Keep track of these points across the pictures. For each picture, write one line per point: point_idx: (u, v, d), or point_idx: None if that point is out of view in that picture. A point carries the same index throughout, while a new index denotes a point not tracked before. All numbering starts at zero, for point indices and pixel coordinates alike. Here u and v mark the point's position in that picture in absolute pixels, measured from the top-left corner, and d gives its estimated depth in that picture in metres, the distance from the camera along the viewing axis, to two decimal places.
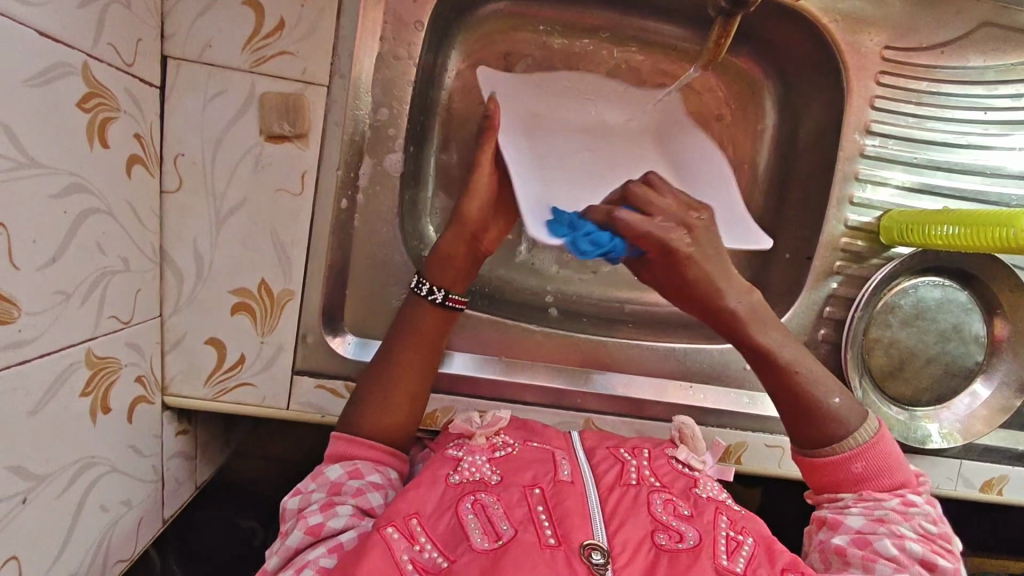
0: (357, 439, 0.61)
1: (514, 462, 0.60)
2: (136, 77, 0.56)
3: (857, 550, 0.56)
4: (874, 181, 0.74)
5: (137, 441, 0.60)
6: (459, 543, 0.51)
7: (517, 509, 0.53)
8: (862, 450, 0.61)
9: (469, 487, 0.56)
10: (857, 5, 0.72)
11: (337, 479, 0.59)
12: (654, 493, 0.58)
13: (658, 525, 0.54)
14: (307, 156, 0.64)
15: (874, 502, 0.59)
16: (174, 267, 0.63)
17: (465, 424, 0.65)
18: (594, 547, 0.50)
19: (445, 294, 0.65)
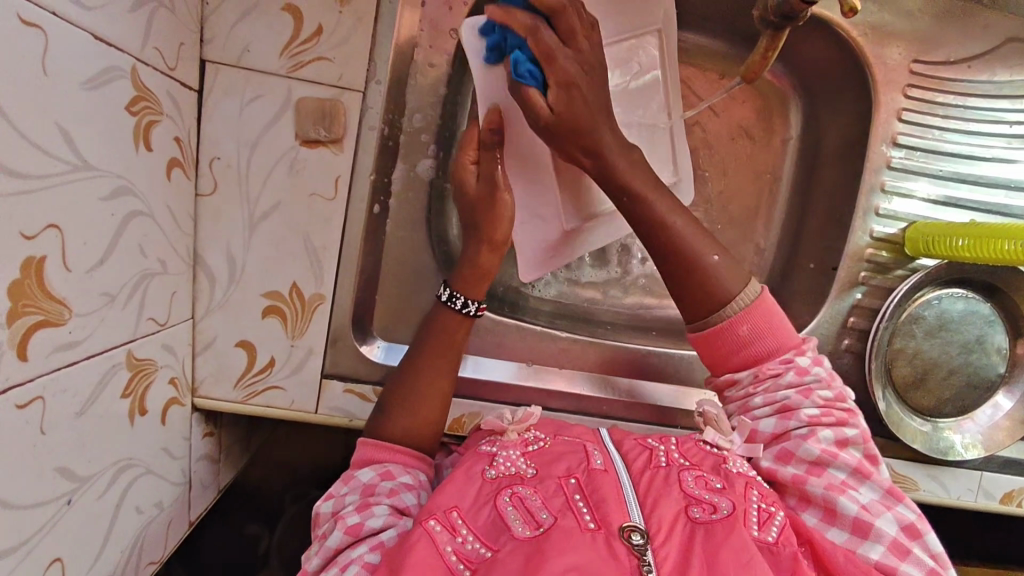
0: (385, 444, 0.61)
1: (548, 454, 0.59)
2: (177, 80, 0.57)
3: (785, 467, 0.60)
4: (900, 192, 0.75)
5: (169, 443, 0.60)
6: (501, 533, 0.51)
7: (554, 499, 0.53)
8: (748, 314, 0.61)
9: (505, 482, 0.56)
10: (885, 18, 0.73)
11: (371, 480, 0.58)
12: (686, 471, 0.57)
13: (691, 501, 0.54)
14: (342, 160, 0.64)
15: (773, 382, 0.61)
16: (207, 269, 0.64)
17: (497, 420, 0.64)
18: (633, 529, 0.50)
19: (479, 305, 0.66)
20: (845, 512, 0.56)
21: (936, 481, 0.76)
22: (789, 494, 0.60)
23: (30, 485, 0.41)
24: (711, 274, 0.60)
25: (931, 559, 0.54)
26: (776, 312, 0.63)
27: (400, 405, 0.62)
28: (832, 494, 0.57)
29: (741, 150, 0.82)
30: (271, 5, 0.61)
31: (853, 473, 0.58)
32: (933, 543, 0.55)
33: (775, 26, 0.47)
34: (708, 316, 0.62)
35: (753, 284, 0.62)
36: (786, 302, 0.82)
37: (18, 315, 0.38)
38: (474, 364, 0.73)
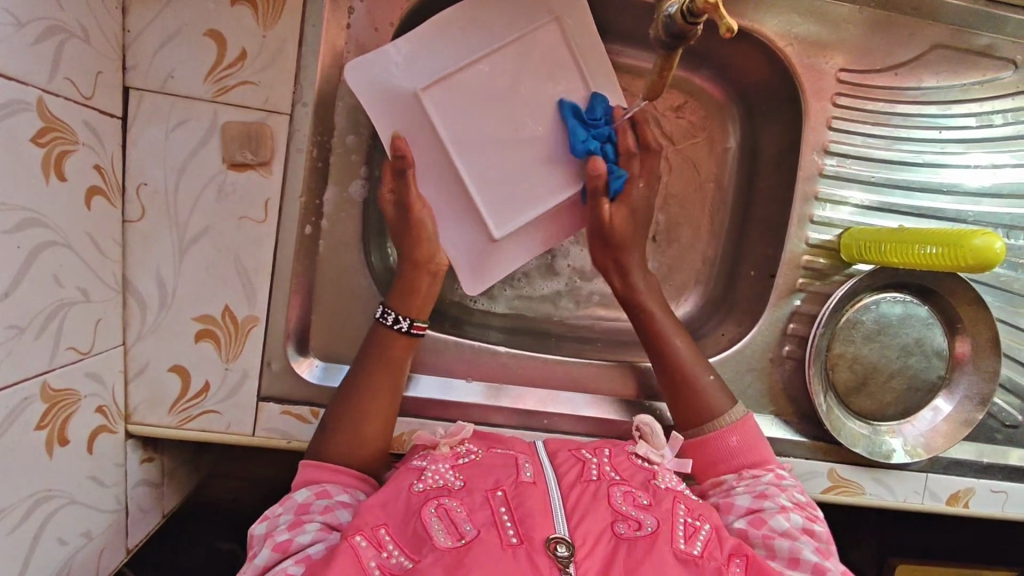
0: (329, 466, 0.60)
1: (479, 466, 0.59)
2: (96, 109, 0.57)
3: (756, 530, 0.58)
4: (833, 200, 0.76)
5: (98, 471, 0.60)
6: (424, 544, 0.51)
7: (480, 511, 0.53)
8: (736, 426, 0.66)
9: (433, 493, 0.55)
10: (813, 29, 0.73)
11: (305, 499, 0.57)
12: (615, 486, 0.57)
13: (618, 517, 0.53)
14: (271, 183, 0.64)
15: (753, 479, 0.63)
16: (137, 295, 0.64)
17: (430, 435, 0.64)
18: (559, 540, 0.50)
19: (411, 321, 0.65)
20: (807, 560, 0.55)
21: (881, 484, 0.76)
22: None
23: None
24: (705, 394, 0.68)
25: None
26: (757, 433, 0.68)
27: (341, 424, 0.62)
28: (797, 551, 0.55)
29: (679, 159, 0.82)
30: (194, 31, 0.61)
31: (819, 549, 0.57)
32: None
33: (668, 45, 0.46)
34: (701, 425, 0.67)
35: (739, 407, 0.68)
36: (729, 310, 0.82)
37: None
38: (414, 381, 0.73)
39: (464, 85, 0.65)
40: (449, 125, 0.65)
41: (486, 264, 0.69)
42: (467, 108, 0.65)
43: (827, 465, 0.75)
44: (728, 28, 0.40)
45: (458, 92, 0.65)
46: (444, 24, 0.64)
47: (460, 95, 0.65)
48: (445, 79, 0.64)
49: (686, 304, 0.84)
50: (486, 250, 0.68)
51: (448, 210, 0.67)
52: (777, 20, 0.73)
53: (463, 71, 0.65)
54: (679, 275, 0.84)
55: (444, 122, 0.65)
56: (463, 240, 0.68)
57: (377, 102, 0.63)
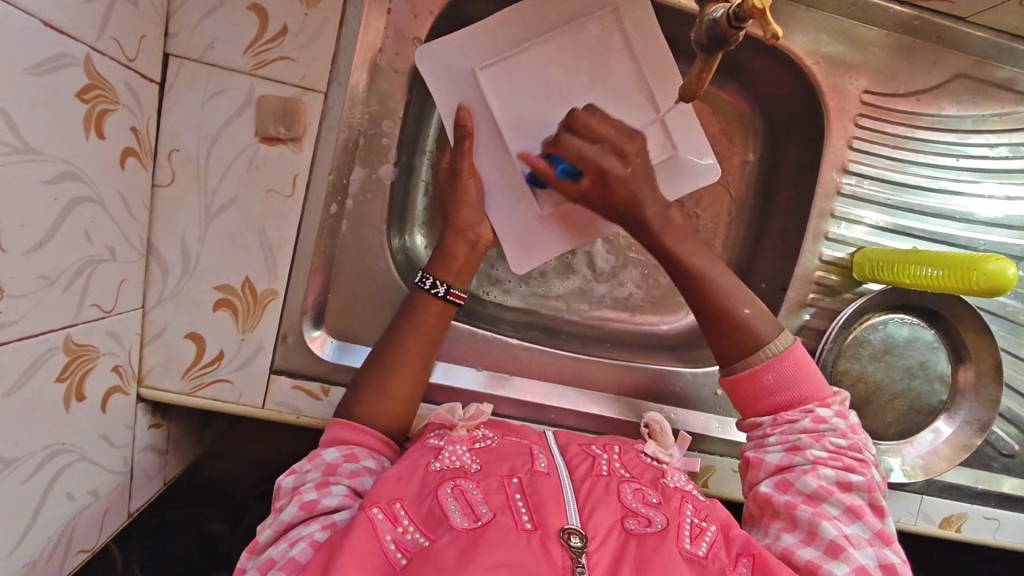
0: (355, 424, 0.62)
1: (495, 454, 0.60)
2: (137, 71, 0.57)
3: (780, 494, 0.59)
4: (849, 218, 0.77)
5: (109, 430, 0.60)
6: (439, 523, 0.51)
7: (495, 496, 0.54)
8: (774, 363, 0.62)
9: (450, 474, 0.56)
10: (839, 49, 0.75)
11: (333, 460, 0.59)
12: (625, 483, 0.58)
13: (628, 512, 0.54)
14: (300, 159, 0.65)
15: (789, 426, 0.61)
16: (160, 259, 0.64)
17: (447, 414, 0.65)
18: (573, 532, 0.50)
19: (448, 288, 0.69)
20: (824, 534, 0.55)
21: None
22: (775, 520, 0.59)
23: None
24: (741, 324, 0.64)
25: None
26: (805, 362, 0.64)
27: (369, 381, 0.64)
28: (817, 520, 0.56)
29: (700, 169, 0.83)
30: (238, 3, 0.62)
31: (848, 510, 0.57)
32: None
33: (708, 48, 0.46)
34: (744, 361, 0.64)
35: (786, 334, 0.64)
36: None
37: None
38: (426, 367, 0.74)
39: (523, 71, 0.69)
40: (509, 113, 0.69)
41: (529, 245, 0.73)
42: (524, 89, 0.69)
43: None
44: (775, 32, 0.41)
45: (521, 74, 0.69)
46: (503, 17, 0.68)
47: (517, 79, 0.69)
48: (506, 63, 0.68)
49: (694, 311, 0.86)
50: (532, 230, 0.73)
51: (500, 196, 0.72)
52: (805, 38, 0.74)
53: (523, 55, 0.69)
54: None
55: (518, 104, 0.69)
56: (511, 218, 0.72)
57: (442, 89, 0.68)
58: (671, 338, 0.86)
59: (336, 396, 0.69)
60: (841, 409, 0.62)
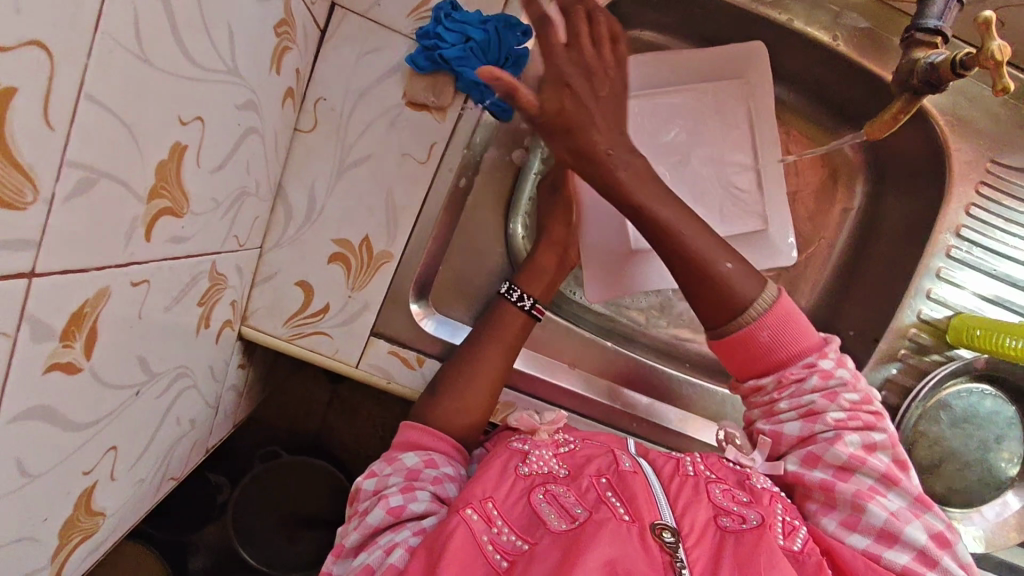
0: (428, 429, 0.63)
1: (579, 457, 0.60)
2: (311, 16, 0.58)
3: (812, 471, 0.59)
4: (952, 281, 0.77)
5: (215, 363, 0.60)
6: (537, 527, 0.52)
7: (587, 495, 0.55)
8: (770, 319, 0.58)
9: (539, 479, 0.57)
10: (973, 113, 0.75)
11: (414, 466, 0.60)
12: (712, 483, 0.58)
13: (720, 511, 0.54)
14: (441, 128, 0.65)
15: (798, 387, 0.60)
16: (286, 203, 0.65)
17: (528, 416, 0.65)
18: (665, 528, 0.51)
19: (535, 302, 0.69)
20: (872, 517, 0.55)
21: None
22: (812, 498, 0.60)
23: (115, 370, 0.40)
24: (724, 281, 0.57)
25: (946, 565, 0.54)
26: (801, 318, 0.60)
27: (455, 381, 0.65)
28: (862, 501, 0.56)
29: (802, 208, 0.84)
30: None
31: (882, 480, 0.58)
32: (962, 554, 0.55)
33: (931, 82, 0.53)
34: (731, 323, 0.59)
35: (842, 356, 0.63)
36: None
37: (155, 197, 0.38)
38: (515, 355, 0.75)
39: (676, 106, 0.76)
40: (653, 139, 0.76)
41: (617, 281, 0.75)
42: (660, 125, 0.76)
43: None
44: (1006, 87, 0.49)
45: (656, 110, 0.76)
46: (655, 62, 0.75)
47: (653, 114, 0.76)
48: (644, 99, 0.75)
49: None
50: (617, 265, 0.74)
51: (603, 214, 0.74)
52: (939, 95, 0.74)
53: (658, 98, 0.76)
54: None
55: (671, 134, 0.76)
56: (603, 249, 0.74)
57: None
58: None
59: (428, 368, 0.69)
60: (841, 358, 0.61)
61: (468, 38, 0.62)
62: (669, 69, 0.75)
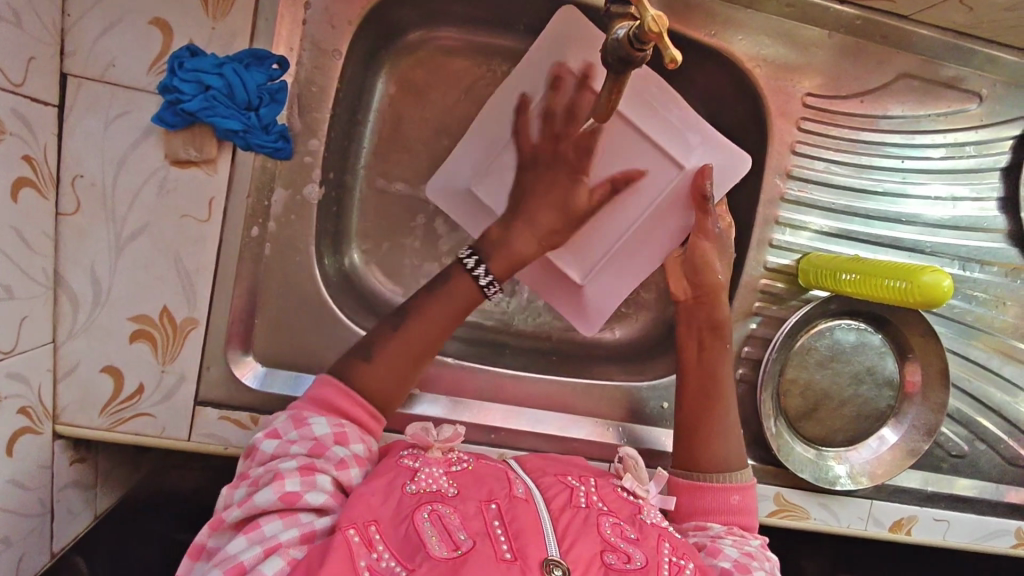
0: (351, 392, 0.58)
1: (472, 477, 0.55)
2: (26, 97, 0.54)
3: (741, 574, 0.53)
4: (794, 224, 0.75)
5: (19, 475, 0.58)
6: (416, 551, 0.46)
7: (473, 521, 0.50)
8: (743, 488, 0.63)
9: (425, 497, 0.51)
10: (782, 51, 0.73)
11: (323, 437, 0.54)
12: (603, 515, 0.54)
13: (607, 546, 0.50)
14: (216, 181, 0.62)
15: (744, 536, 0.59)
16: (69, 292, 0.61)
17: (422, 432, 0.59)
18: (552, 564, 0.47)
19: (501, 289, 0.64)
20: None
21: (826, 509, 0.76)
22: None
23: None
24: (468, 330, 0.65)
25: None
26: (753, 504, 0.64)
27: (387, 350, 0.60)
28: None
29: None
30: (139, 19, 0.59)
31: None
32: None
33: (616, 68, 0.44)
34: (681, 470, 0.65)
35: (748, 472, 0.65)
36: None
37: None
38: None
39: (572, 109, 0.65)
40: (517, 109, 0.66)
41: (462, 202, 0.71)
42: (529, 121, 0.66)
43: (773, 488, 0.75)
44: (672, 57, 0.39)
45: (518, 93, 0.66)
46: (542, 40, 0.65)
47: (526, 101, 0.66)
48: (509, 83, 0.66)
49: (642, 319, 0.85)
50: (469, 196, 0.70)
51: (478, 135, 0.68)
52: (745, 39, 0.72)
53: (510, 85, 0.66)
54: (640, 294, 0.84)
55: (527, 139, 0.66)
56: (455, 172, 0.69)
57: (549, 42, 0.64)
58: (621, 349, 0.84)
59: None
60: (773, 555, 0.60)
61: (207, 87, 0.59)
62: (577, 53, 0.64)
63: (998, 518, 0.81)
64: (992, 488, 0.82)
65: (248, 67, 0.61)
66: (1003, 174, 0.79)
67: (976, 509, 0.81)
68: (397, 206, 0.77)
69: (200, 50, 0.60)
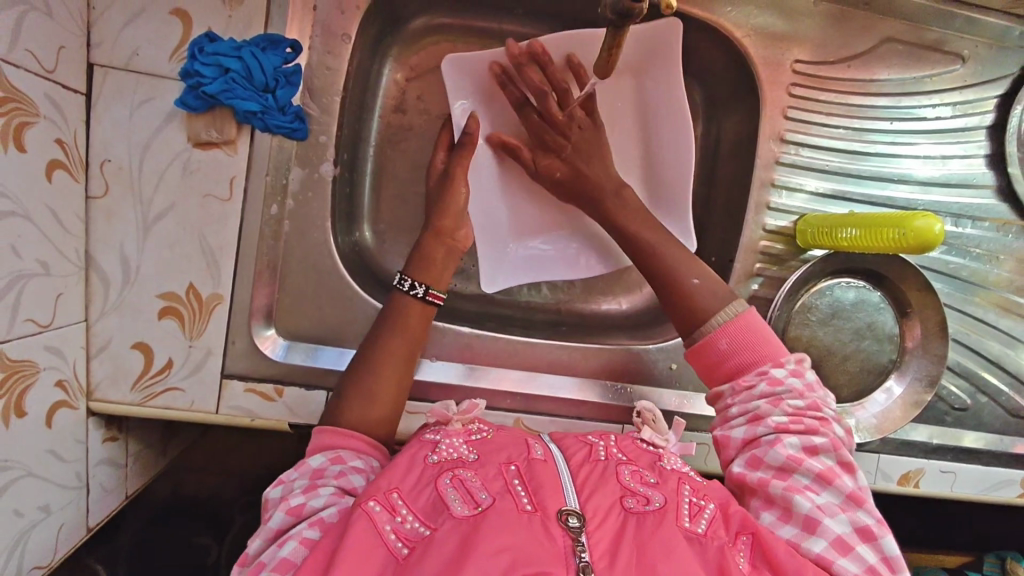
0: (340, 430, 0.59)
1: (491, 444, 0.57)
2: (57, 83, 0.57)
3: (752, 472, 0.56)
4: (790, 187, 0.78)
5: (57, 446, 0.60)
6: (440, 512, 0.49)
7: (495, 482, 0.51)
8: (725, 329, 0.62)
9: (447, 465, 0.54)
10: (771, 21, 0.76)
11: (320, 465, 0.56)
12: (622, 465, 0.55)
13: (626, 492, 0.52)
14: (236, 161, 0.65)
15: (748, 393, 0.60)
16: (100, 272, 0.64)
17: (442, 410, 0.63)
18: (570, 513, 0.48)
19: (427, 289, 0.67)
20: (800, 510, 0.52)
21: None
22: (752, 498, 0.57)
23: None
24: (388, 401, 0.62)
25: (876, 559, 0.49)
26: (763, 329, 0.63)
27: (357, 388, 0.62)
28: (790, 494, 0.53)
29: None
30: (160, 9, 0.62)
31: (843, 464, 0.56)
32: (891, 546, 0.50)
33: (616, 22, 0.47)
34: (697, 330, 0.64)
35: (739, 303, 0.64)
36: None
37: None
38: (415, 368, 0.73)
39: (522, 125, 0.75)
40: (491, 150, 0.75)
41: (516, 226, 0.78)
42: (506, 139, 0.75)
43: None
44: None
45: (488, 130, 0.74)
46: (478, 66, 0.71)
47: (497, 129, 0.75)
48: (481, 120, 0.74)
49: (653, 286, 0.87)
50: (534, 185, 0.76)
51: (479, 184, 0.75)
52: (734, 11, 0.75)
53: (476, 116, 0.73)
54: None
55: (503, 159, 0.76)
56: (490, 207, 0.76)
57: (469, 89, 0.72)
58: (628, 318, 0.86)
59: (289, 397, 0.68)
60: (797, 368, 0.60)
61: (227, 69, 0.62)
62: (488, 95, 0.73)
63: (1004, 469, 0.83)
64: (996, 439, 0.84)
65: (264, 50, 0.64)
66: (989, 133, 0.81)
67: (982, 460, 0.83)
68: (407, 184, 0.80)
69: (218, 36, 0.63)
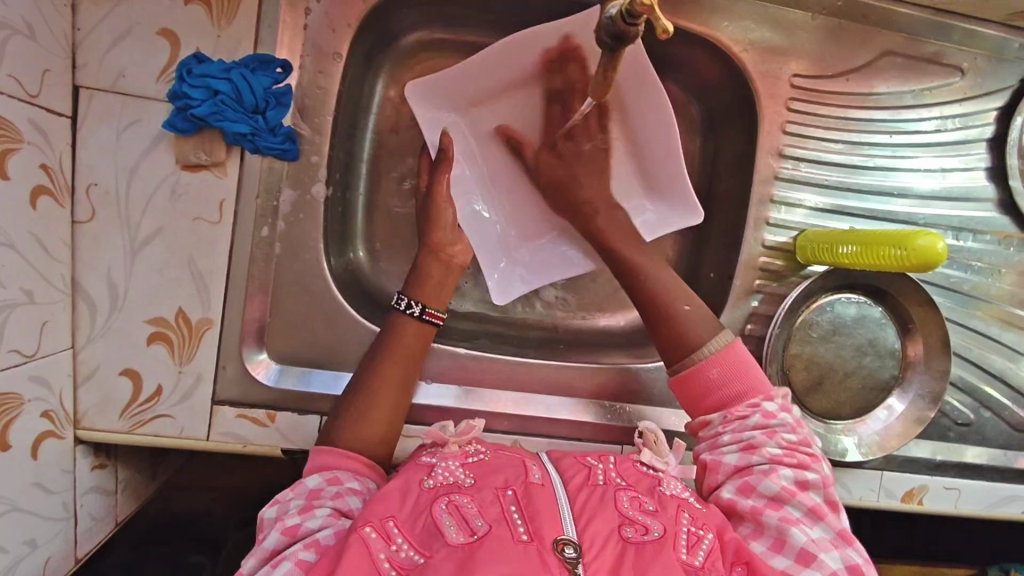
0: (337, 451, 0.58)
1: (488, 466, 0.56)
2: (42, 107, 0.56)
3: (743, 499, 0.56)
4: (789, 202, 0.77)
5: (43, 477, 0.59)
6: (435, 538, 0.47)
7: (491, 508, 0.49)
8: (716, 357, 0.62)
9: (443, 490, 0.52)
10: (768, 35, 0.75)
11: (315, 485, 0.55)
12: (620, 490, 0.54)
13: (625, 519, 0.50)
14: (226, 183, 0.64)
15: (741, 423, 0.60)
16: (87, 298, 0.62)
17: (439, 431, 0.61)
18: (567, 542, 0.47)
19: (424, 308, 0.67)
20: (795, 542, 0.51)
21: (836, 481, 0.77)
22: (739, 526, 0.56)
23: None
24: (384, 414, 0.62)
25: None
26: (749, 359, 0.63)
27: (352, 406, 0.61)
28: (785, 525, 0.52)
29: None
30: (147, 30, 0.61)
31: (830, 502, 0.57)
32: None
33: (610, 46, 0.46)
34: (684, 358, 0.64)
35: (725, 334, 0.64)
36: None
37: None
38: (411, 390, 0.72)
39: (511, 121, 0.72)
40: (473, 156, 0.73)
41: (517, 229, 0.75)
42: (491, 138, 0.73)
43: None
44: (666, 27, 0.41)
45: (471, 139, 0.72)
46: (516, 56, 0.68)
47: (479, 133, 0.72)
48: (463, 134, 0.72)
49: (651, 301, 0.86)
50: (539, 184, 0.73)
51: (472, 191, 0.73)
52: (732, 25, 0.74)
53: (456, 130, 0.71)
54: None
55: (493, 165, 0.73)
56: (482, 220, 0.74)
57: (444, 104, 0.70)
58: (626, 336, 0.85)
59: (282, 422, 0.67)
60: (786, 403, 0.61)
61: (216, 91, 0.61)
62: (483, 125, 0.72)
63: (1008, 485, 0.82)
64: (1000, 455, 0.83)
65: (254, 71, 0.63)
66: (989, 145, 0.81)
67: (987, 476, 0.82)
68: (401, 202, 0.79)
69: (206, 57, 0.62)
